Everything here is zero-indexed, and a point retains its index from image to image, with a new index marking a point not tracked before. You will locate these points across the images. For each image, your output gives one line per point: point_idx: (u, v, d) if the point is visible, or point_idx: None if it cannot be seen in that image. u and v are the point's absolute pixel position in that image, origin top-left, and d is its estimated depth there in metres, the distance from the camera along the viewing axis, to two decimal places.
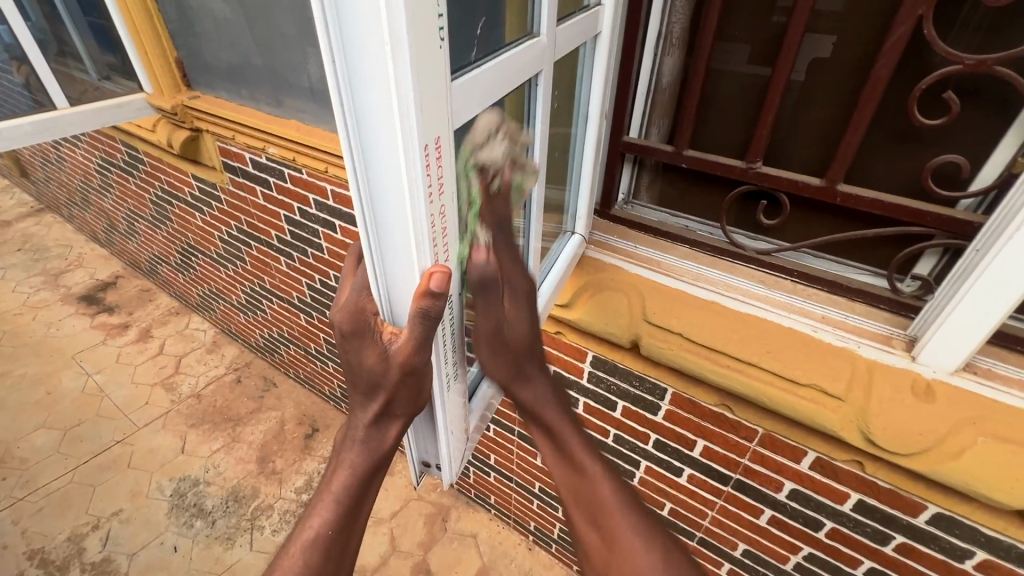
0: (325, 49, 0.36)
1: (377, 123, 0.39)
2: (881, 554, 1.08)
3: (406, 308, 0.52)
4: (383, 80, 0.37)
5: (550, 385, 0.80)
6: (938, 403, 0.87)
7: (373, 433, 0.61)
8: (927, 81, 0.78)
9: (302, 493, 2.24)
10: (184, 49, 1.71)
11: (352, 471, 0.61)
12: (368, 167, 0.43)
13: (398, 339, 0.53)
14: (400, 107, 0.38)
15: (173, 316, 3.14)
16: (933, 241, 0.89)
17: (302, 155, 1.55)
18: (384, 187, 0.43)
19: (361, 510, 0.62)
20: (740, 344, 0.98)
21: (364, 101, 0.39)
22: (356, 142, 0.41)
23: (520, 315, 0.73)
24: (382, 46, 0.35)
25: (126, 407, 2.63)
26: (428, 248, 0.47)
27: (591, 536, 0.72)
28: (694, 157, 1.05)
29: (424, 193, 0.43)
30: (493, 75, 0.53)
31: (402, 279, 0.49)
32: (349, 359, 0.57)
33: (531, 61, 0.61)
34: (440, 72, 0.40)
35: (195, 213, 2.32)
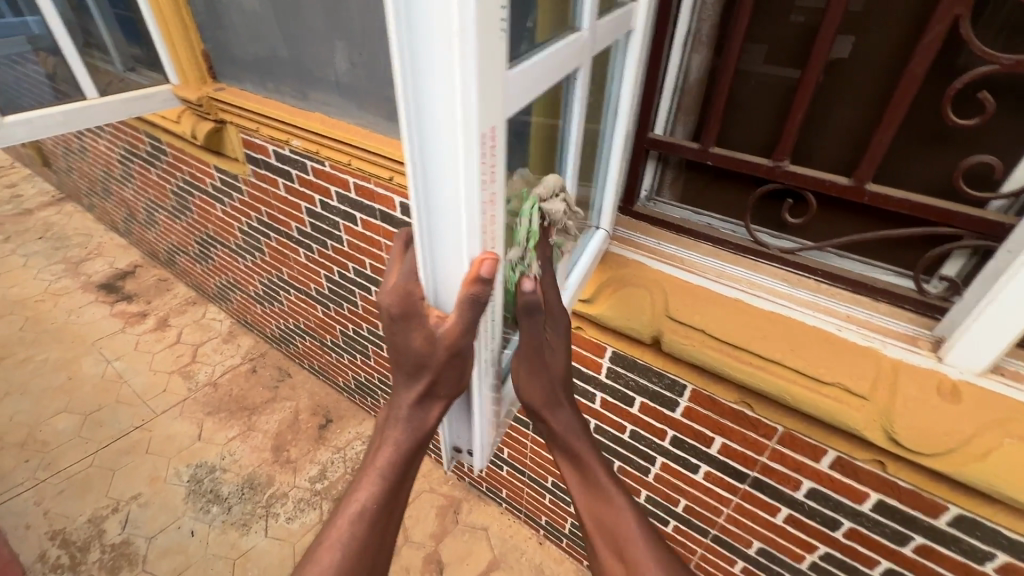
0: (396, 44, 0.39)
1: (439, 116, 0.43)
2: (899, 555, 1.08)
3: (451, 293, 0.57)
4: (448, 76, 0.40)
5: (576, 415, 0.83)
6: (965, 404, 0.86)
7: (416, 413, 0.69)
8: (962, 81, 0.77)
9: (316, 482, 2.27)
10: (211, 42, 1.73)
11: (395, 448, 0.70)
12: (426, 158, 0.46)
13: (445, 322, 0.58)
14: (462, 102, 0.41)
15: (191, 306, 3.19)
16: (962, 242, 0.89)
17: (325, 148, 1.57)
18: (441, 176, 0.47)
19: (401, 483, 0.71)
20: (764, 341, 0.98)
21: (428, 97, 0.42)
22: (417, 135, 0.45)
23: (558, 341, 0.79)
24: (451, 45, 0.38)
25: (144, 394, 2.67)
26: (479, 237, 0.51)
27: (613, 566, 0.76)
28: (720, 154, 1.05)
29: (478, 184, 0.46)
30: (540, 69, 0.55)
31: (450, 264, 0.54)
32: (397, 341, 0.63)
33: (572, 56, 0.63)
34: (500, 66, 0.43)
35: (215, 204, 2.35)
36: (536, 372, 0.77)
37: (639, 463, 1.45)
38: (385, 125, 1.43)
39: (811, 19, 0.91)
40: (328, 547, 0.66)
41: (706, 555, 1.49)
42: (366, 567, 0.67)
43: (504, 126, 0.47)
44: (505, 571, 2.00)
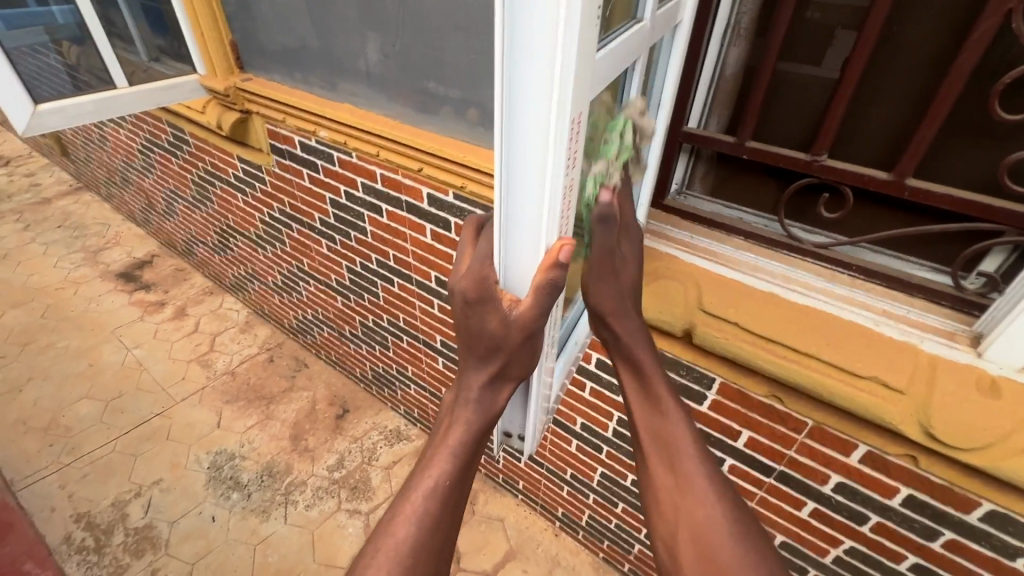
0: (501, 48, 0.45)
1: (531, 112, 0.48)
2: (927, 550, 1.09)
3: (525, 279, 0.62)
4: (545, 77, 0.45)
5: (641, 326, 0.84)
6: (1005, 400, 0.86)
7: (487, 395, 0.73)
8: (1012, 76, 0.78)
9: (334, 471, 2.30)
10: (239, 32, 1.74)
11: (467, 427, 0.73)
12: (513, 150, 0.52)
13: (518, 307, 0.64)
14: (558, 98, 0.46)
15: (208, 296, 3.22)
16: (1003, 238, 0.89)
17: (352, 139, 1.57)
18: (526, 166, 0.52)
19: (470, 464, 0.73)
20: (800, 335, 0.99)
21: (522, 95, 0.47)
22: (507, 128, 0.50)
23: (628, 252, 0.82)
24: (552, 50, 0.43)
25: (164, 382, 2.71)
26: (556, 223, 0.57)
27: (662, 475, 0.76)
28: (756, 149, 1.05)
29: (564, 173, 0.52)
30: (613, 58, 0.58)
31: (525, 250, 0.59)
32: (471, 327, 0.68)
33: (635, 45, 0.65)
34: (589, 63, 0.48)
35: (236, 194, 2.37)
36: (605, 279, 0.78)
37: None
38: (415, 116, 1.44)
39: (826, 16, 0.93)
40: (403, 520, 0.66)
41: None
42: (438, 544, 0.67)
43: (586, 116, 0.53)
44: (522, 562, 2.02)
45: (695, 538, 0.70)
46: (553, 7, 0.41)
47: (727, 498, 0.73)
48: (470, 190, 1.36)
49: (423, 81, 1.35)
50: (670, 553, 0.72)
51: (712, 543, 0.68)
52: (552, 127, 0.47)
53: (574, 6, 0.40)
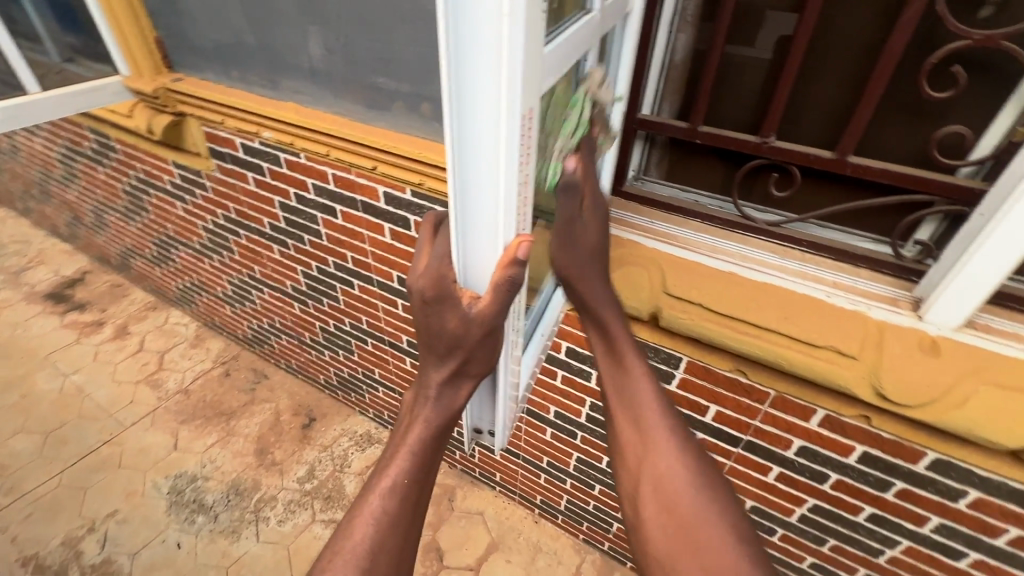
0: (444, 43, 0.44)
1: (481, 108, 0.47)
2: (882, 500, 1.17)
3: (485, 275, 0.62)
4: (494, 72, 0.44)
5: (608, 290, 0.87)
6: (944, 357, 0.93)
7: (446, 390, 0.72)
8: (937, 56, 0.83)
9: (305, 482, 2.23)
10: (164, 29, 1.62)
11: (427, 424, 0.72)
12: (465, 148, 0.51)
13: (479, 304, 0.63)
14: (508, 94, 0.45)
15: (151, 311, 3.02)
16: (934, 208, 0.95)
17: (300, 139, 1.51)
18: (480, 165, 0.51)
19: (430, 462, 0.72)
20: (758, 310, 1.03)
21: (470, 91, 0.46)
22: (458, 125, 0.49)
23: (592, 221, 0.84)
24: (499, 44, 0.42)
25: (110, 407, 2.53)
26: (514, 220, 0.56)
27: (628, 432, 0.78)
28: (708, 133, 1.08)
29: (518, 171, 0.52)
30: (563, 50, 0.57)
31: (484, 248, 0.59)
32: (431, 324, 0.67)
33: (587, 36, 0.65)
34: (537, 54, 0.47)
35: (174, 202, 2.23)
36: (568, 246, 0.81)
37: None
38: (365, 113, 1.39)
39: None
40: (361, 523, 0.65)
41: None
42: (397, 545, 0.65)
43: (537, 110, 0.53)
44: (504, 552, 2.04)
45: (658, 490, 0.72)
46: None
47: (692, 455, 0.74)
48: (429, 187, 1.34)
49: (372, 76, 1.30)
50: (635, 508, 0.74)
51: (674, 492, 0.70)
52: (503, 124, 0.47)
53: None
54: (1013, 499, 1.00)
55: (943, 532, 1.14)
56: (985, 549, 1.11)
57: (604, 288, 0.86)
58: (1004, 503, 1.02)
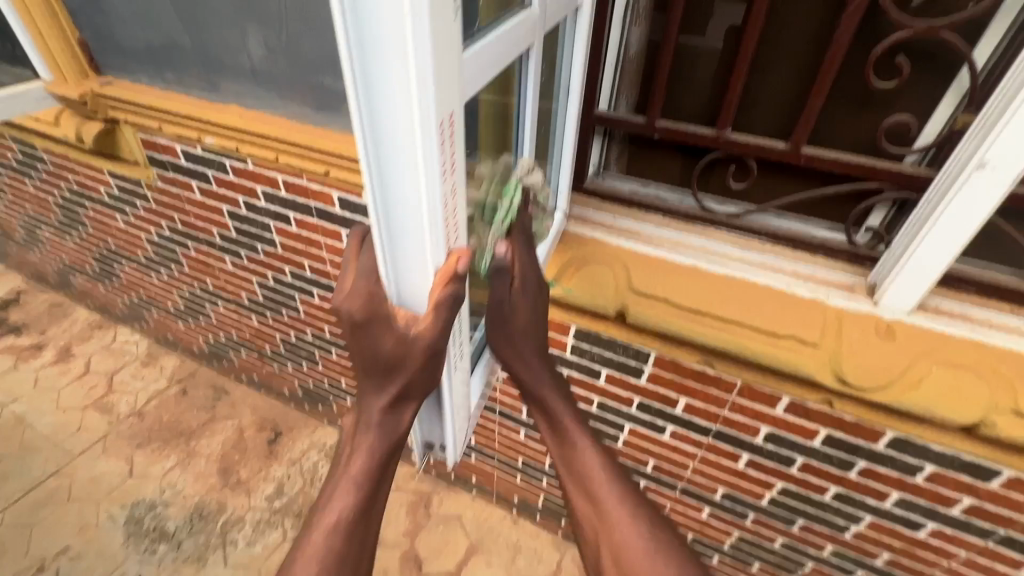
0: (346, 47, 0.40)
1: (394, 115, 0.43)
2: (846, 479, 1.21)
3: (416, 293, 0.57)
4: (403, 76, 0.41)
5: (547, 366, 0.85)
6: (899, 339, 0.96)
7: (389, 418, 0.67)
8: (883, 46, 0.84)
9: (274, 500, 2.15)
10: (89, 30, 1.50)
11: (370, 451, 0.68)
12: (383, 162, 0.47)
13: (417, 326, 0.59)
14: (419, 99, 0.42)
15: (96, 330, 2.84)
16: (884, 195, 0.97)
17: (245, 143, 1.43)
18: (399, 176, 0.48)
19: (377, 490, 0.70)
20: (721, 304, 1.03)
21: (380, 98, 0.43)
22: (371, 136, 0.46)
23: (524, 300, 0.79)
24: (403, 46, 0.39)
25: (55, 436, 2.37)
26: (442, 232, 0.53)
27: (581, 502, 0.80)
28: (665, 127, 1.07)
29: (440, 181, 0.48)
30: (494, 47, 0.54)
31: (414, 264, 0.55)
32: (365, 348, 0.62)
33: (526, 33, 0.63)
34: (454, 56, 0.44)
35: (113, 215, 2.09)
36: (499, 325, 0.79)
37: (609, 432, 1.50)
38: (313, 115, 1.32)
39: None
40: (302, 563, 0.64)
41: (675, 506, 1.58)
42: None
43: (460, 114, 0.49)
44: (484, 555, 2.02)
45: (616, 560, 0.74)
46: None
47: (648, 525, 0.76)
48: None
49: (318, 77, 1.24)
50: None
51: (629, 561, 0.73)
52: (417, 130, 0.43)
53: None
54: (965, 470, 1.05)
55: (904, 506, 1.19)
56: (942, 519, 1.17)
57: (544, 367, 0.84)
58: (957, 474, 1.07)
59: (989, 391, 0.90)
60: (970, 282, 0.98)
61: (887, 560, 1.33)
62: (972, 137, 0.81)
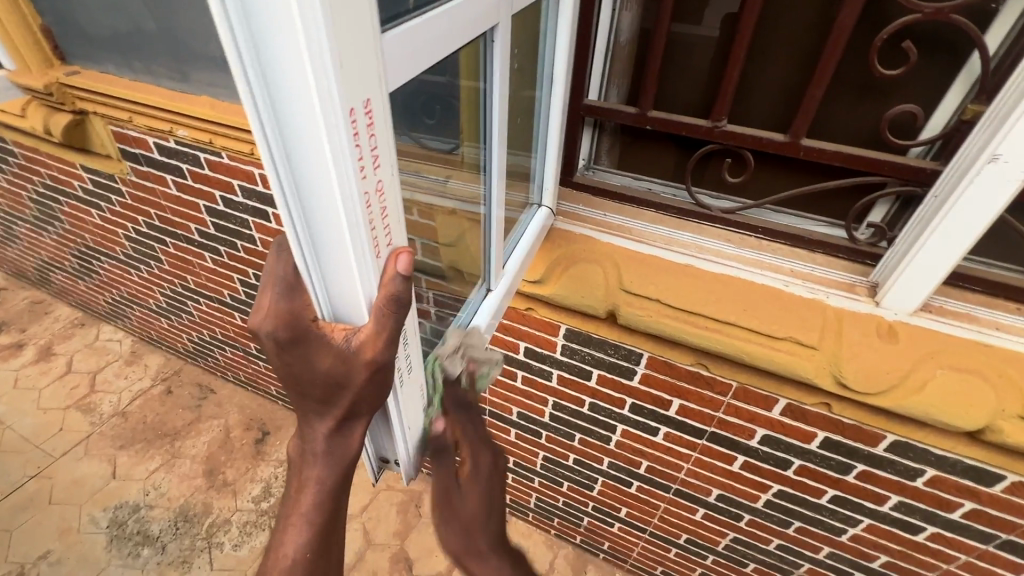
0: (222, 24, 0.32)
1: (294, 104, 0.36)
2: (844, 483, 1.17)
3: (349, 305, 0.50)
4: (296, 57, 0.33)
5: (502, 557, 0.87)
6: (901, 341, 0.92)
7: (336, 443, 0.62)
8: (888, 31, 0.78)
9: (261, 501, 2.10)
10: (52, 16, 1.42)
11: (319, 486, 0.64)
12: (292, 158, 0.39)
13: (358, 336, 0.52)
14: (317, 77, 0.34)
15: (79, 328, 2.76)
16: (887, 190, 0.92)
17: (219, 136, 1.36)
18: (310, 173, 0.40)
19: (332, 523, 0.67)
20: (715, 303, 0.99)
21: (275, 79, 0.35)
22: (272, 128, 0.38)
23: (474, 488, 0.84)
24: (290, 11, 0.31)
25: (36, 438, 2.31)
26: (367, 237, 0.45)
27: None
28: (658, 118, 1.02)
29: (355, 177, 0.41)
30: (443, 23, 0.47)
31: (340, 273, 0.47)
32: (297, 371, 0.55)
33: (491, 11, 0.55)
34: (368, 27, 0.36)
35: (89, 210, 2.02)
36: (450, 515, 0.83)
37: (600, 433, 1.46)
38: None
39: None
40: None
41: (669, 507, 1.55)
42: None
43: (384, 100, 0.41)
44: None
45: None
46: None
47: None
48: None
49: None
50: None
51: None
52: (320, 117, 0.36)
53: None
54: (967, 475, 1.02)
55: (903, 509, 1.15)
56: (941, 523, 1.13)
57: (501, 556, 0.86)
58: (959, 478, 1.03)
59: (995, 395, 0.86)
60: (976, 281, 0.94)
61: (884, 563, 1.30)
62: (984, 127, 0.76)
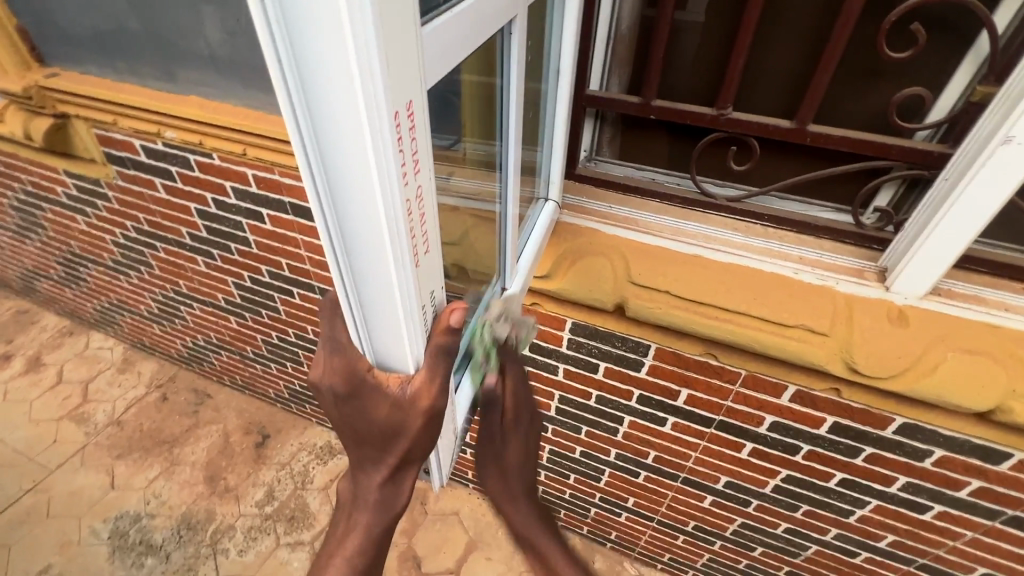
0: (260, 21, 0.30)
1: (336, 109, 0.34)
2: (852, 466, 1.18)
3: (385, 321, 0.48)
4: (340, 58, 0.31)
5: (535, 506, 0.89)
6: (912, 325, 0.92)
7: (388, 489, 0.63)
8: (896, 13, 0.77)
9: (264, 506, 2.08)
10: (28, 16, 1.37)
11: (367, 529, 0.65)
12: (331, 167, 0.37)
13: (412, 384, 0.53)
14: (362, 79, 0.32)
15: (67, 337, 2.70)
16: (893, 174, 0.92)
17: (210, 137, 1.32)
18: (350, 182, 0.38)
19: (376, 561, 0.67)
20: (725, 293, 0.98)
21: (315, 82, 0.33)
22: (311, 135, 0.36)
23: (518, 444, 0.82)
24: (335, 8, 0.29)
25: (29, 451, 2.27)
26: (408, 246, 0.43)
27: None
28: (662, 107, 1.00)
29: (398, 184, 0.38)
30: (468, 17, 0.45)
31: (376, 286, 0.45)
32: (355, 421, 0.56)
33: (508, 5, 0.55)
34: (409, 22, 0.34)
35: (74, 217, 1.96)
36: (490, 458, 0.84)
37: (607, 425, 1.46)
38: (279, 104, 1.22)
39: None
40: None
41: (676, 495, 1.55)
42: None
43: (424, 99, 0.39)
44: (484, 550, 1.99)
45: None
46: None
47: None
48: None
49: None
50: None
51: None
52: (364, 122, 0.34)
53: None
54: (975, 453, 1.03)
55: (910, 489, 1.17)
56: (949, 502, 1.15)
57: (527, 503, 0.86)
58: (967, 458, 1.04)
59: (1006, 375, 0.87)
60: (982, 262, 0.94)
61: (891, 542, 1.32)
62: (994, 110, 0.75)
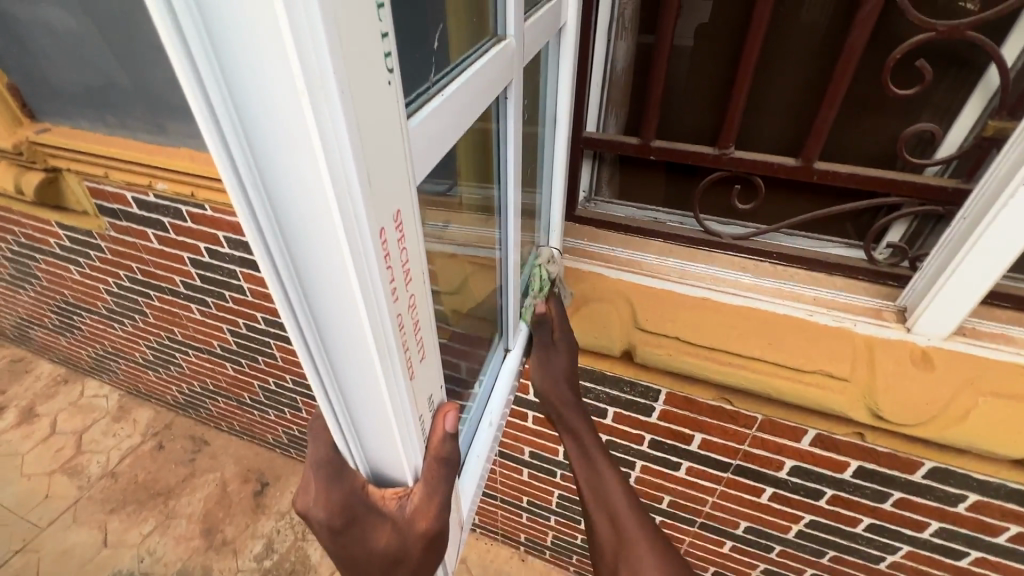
0: (215, 139, 0.27)
1: (311, 229, 0.31)
2: (881, 511, 1.12)
3: (377, 432, 0.44)
4: (313, 176, 0.28)
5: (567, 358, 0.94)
6: (937, 369, 0.88)
7: None
8: (903, 49, 0.75)
9: (264, 560, 2.00)
10: (20, 75, 1.36)
11: None
12: (307, 285, 0.34)
13: (411, 501, 0.50)
14: (338, 200, 0.29)
15: (62, 386, 2.64)
16: (904, 211, 0.89)
17: (202, 188, 1.30)
18: (329, 301, 0.35)
19: None
20: (740, 340, 0.94)
21: (286, 203, 0.30)
22: (282, 253, 0.33)
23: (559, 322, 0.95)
24: (304, 127, 0.26)
25: (20, 508, 2.19)
26: (399, 358, 0.40)
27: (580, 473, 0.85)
28: (662, 148, 0.98)
29: (384, 301, 0.35)
30: (459, 99, 0.43)
31: (366, 399, 0.41)
32: (351, 555, 0.50)
33: (502, 67, 0.52)
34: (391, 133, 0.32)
35: (67, 267, 1.94)
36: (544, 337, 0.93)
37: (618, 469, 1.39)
38: None
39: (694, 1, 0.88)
40: None
41: (694, 541, 1.48)
42: None
43: (411, 206, 0.37)
44: None
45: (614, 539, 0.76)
46: (283, 60, 0.24)
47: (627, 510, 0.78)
48: None
49: None
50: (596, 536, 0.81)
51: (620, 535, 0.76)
52: (342, 242, 0.31)
53: (318, 54, 0.24)
54: (1012, 498, 0.97)
55: (944, 535, 1.10)
56: (986, 547, 1.08)
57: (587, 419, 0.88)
58: (1004, 502, 0.98)
59: None
60: (1005, 297, 0.90)
61: None
62: (1017, 142, 0.72)
